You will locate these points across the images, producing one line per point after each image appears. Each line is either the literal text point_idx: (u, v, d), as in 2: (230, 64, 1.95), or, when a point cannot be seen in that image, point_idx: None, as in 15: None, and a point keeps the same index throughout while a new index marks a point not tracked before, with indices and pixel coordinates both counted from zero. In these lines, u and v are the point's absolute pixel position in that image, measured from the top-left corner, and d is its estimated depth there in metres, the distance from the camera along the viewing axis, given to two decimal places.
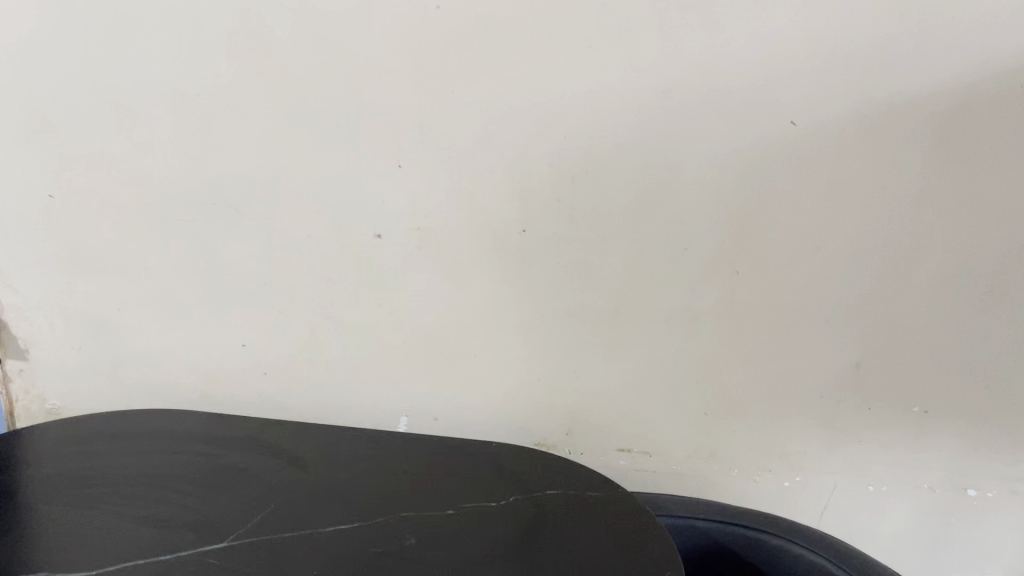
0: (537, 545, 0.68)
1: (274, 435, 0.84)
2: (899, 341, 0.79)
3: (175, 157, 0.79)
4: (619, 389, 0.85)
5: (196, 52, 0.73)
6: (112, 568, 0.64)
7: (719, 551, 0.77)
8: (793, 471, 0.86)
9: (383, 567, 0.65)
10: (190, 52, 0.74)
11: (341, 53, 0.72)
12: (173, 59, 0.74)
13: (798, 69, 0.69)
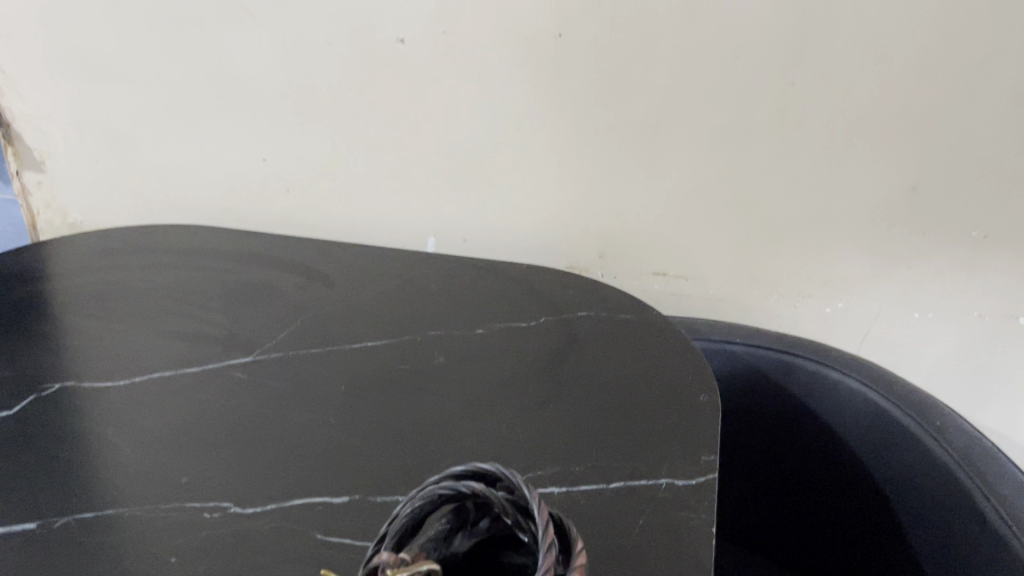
0: (568, 367, 0.66)
1: (301, 254, 0.82)
2: (964, 160, 0.73)
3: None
4: (656, 210, 0.81)
5: None
6: (138, 379, 0.64)
7: (752, 376, 0.75)
8: (836, 298, 0.82)
9: (411, 385, 0.64)
10: None
11: None
12: None
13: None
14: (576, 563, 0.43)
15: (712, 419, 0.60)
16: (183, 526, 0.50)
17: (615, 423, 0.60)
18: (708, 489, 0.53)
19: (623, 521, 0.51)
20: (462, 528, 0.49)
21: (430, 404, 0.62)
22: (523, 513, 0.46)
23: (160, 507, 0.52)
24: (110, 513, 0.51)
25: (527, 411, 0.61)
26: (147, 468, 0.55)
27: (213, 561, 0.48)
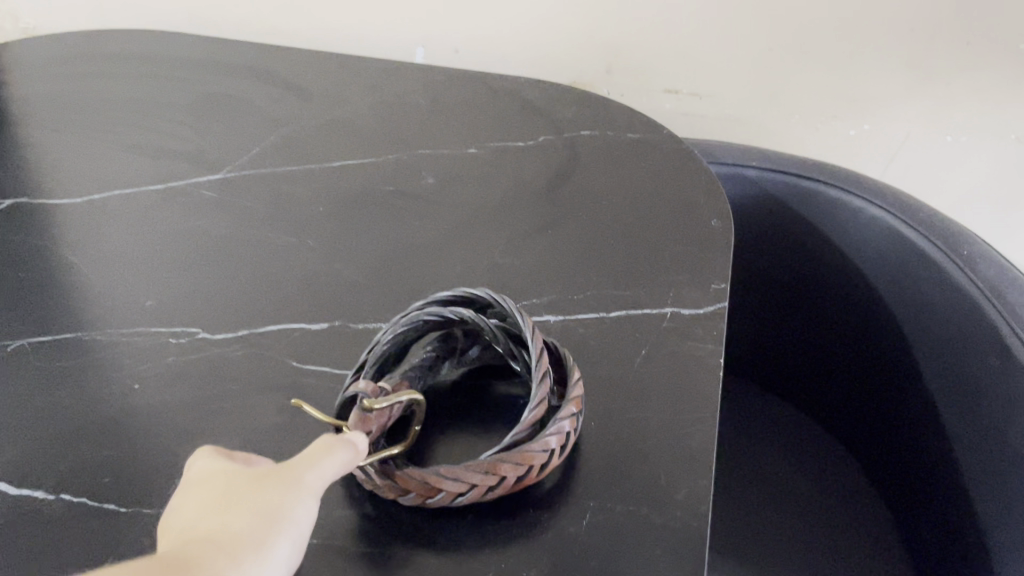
0: (568, 189, 0.61)
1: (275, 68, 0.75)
2: None
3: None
4: (670, 18, 0.73)
5: None
6: (98, 197, 0.58)
7: (767, 203, 0.70)
8: (862, 119, 0.75)
9: (397, 206, 0.58)
10: None
11: None
12: None
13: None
14: (574, 394, 0.39)
15: (724, 244, 0.55)
16: (148, 352, 0.47)
17: (618, 248, 0.55)
18: (716, 318, 0.49)
19: (624, 352, 0.47)
20: (449, 357, 0.46)
21: (417, 227, 0.57)
22: (517, 342, 0.43)
23: (123, 331, 0.48)
24: (70, 338, 0.48)
25: (523, 235, 0.56)
26: (108, 291, 0.51)
27: (180, 388, 0.45)
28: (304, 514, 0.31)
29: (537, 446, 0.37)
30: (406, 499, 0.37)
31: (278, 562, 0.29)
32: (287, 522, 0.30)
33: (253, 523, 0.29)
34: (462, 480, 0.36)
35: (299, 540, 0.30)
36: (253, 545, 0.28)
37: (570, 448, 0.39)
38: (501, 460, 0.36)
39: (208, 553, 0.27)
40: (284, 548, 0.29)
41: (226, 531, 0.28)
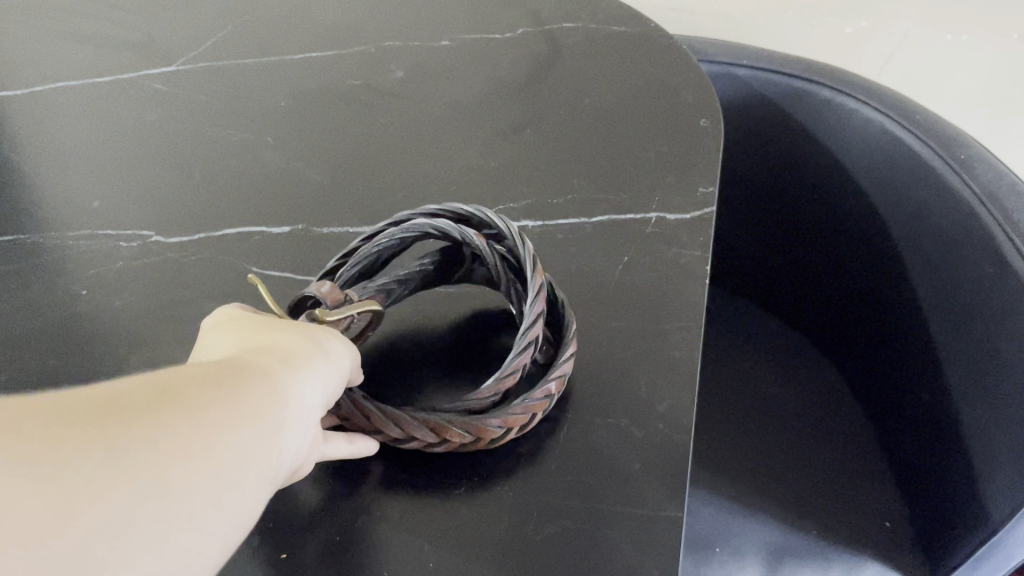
0: (549, 86, 0.57)
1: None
2: None
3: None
4: None
5: None
6: (38, 90, 0.54)
7: (757, 104, 0.67)
8: (860, 15, 0.71)
9: (364, 102, 0.55)
10: None
11: None
12: None
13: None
14: (558, 372, 0.36)
15: (713, 146, 0.52)
16: (97, 256, 0.44)
17: (601, 148, 0.52)
18: (703, 224, 0.46)
19: (605, 260, 0.45)
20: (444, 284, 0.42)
21: (386, 125, 0.53)
22: (513, 273, 0.39)
23: (70, 234, 0.45)
24: (11, 241, 0.45)
25: (500, 135, 0.53)
26: (52, 192, 0.47)
27: (130, 294, 0.42)
28: (340, 356, 0.31)
29: (494, 422, 0.34)
30: (348, 425, 0.35)
31: (321, 382, 0.30)
32: (323, 356, 0.30)
33: (291, 350, 0.30)
34: (406, 431, 0.34)
35: (336, 381, 0.31)
36: (293, 367, 0.29)
37: (531, 426, 0.36)
38: (450, 424, 0.33)
39: (253, 370, 0.27)
40: (323, 370, 0.30)
41: (269, 356, 0.29)
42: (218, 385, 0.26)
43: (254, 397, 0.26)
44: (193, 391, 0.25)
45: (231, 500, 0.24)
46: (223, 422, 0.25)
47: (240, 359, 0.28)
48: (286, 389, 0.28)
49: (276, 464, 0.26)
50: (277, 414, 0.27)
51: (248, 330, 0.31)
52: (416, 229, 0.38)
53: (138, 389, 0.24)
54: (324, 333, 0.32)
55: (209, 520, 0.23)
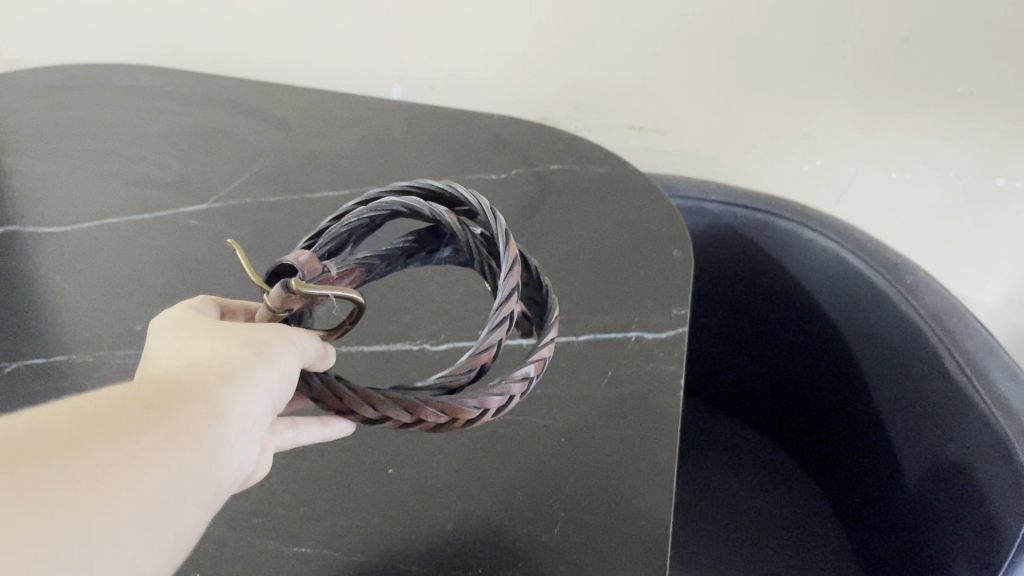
0: (539, 220, 0.64)
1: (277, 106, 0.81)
2: (958, 15, 0.67)
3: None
4: (636, 59, 0.77)
5: None
6: (86, 224, 0.61)
7: (726, 233, 0.74)
8: (815, 154, 0.80)
9: (373, 235, 0.61)
10: None
11: None
12: None
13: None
14: (536, 357, 0.38)
15: (684, 273, 0.59)
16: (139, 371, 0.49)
17: (586, 276, 0.58)
18: (678, 340, 0.53)
19: (591, 374, 0.50)
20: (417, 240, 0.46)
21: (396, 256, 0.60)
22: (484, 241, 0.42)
23: (116, 351, 0.50)
24: (61, 358, 0.50)
25: None
26: (100, 314, 0.53)
27: None
28: (287, 360, 0.34)
29: (470, 403, 0.36)
30: (320, 403, 0.37)
31: (263, 390, 0.33)
32: (268, 365, 0.33)
33: (237, 360, 0.33)
34: (381, 410, 0.35)
35: (282, 385, 0.34)
36: (232, 384, 0.32)
37: (508, 409, 0.38)
38: (425, 404, 0.35)
39: (190, 392, 0.31)
40: (269, 377, 0.33)
41: (208, 372, 0.32)
42: (152, 403, 0.29)
43: (191, 422, 0.30)
44: (122, 408, 0.28)
45: (174, 512, 0.27)
46: (158, 442, 0.28)
47: (181, 377, 0.31)
48: (223, 406, 0.31)
49: (216, 478, 0.30)
50: (213, 433, 0.30)
51: (194, 340, 0.34)
52: (386, 207, 0.41)
53: (70, 419, 0.27)
54: (274, 335, 0.35)
55: (157, 530, 0.26)
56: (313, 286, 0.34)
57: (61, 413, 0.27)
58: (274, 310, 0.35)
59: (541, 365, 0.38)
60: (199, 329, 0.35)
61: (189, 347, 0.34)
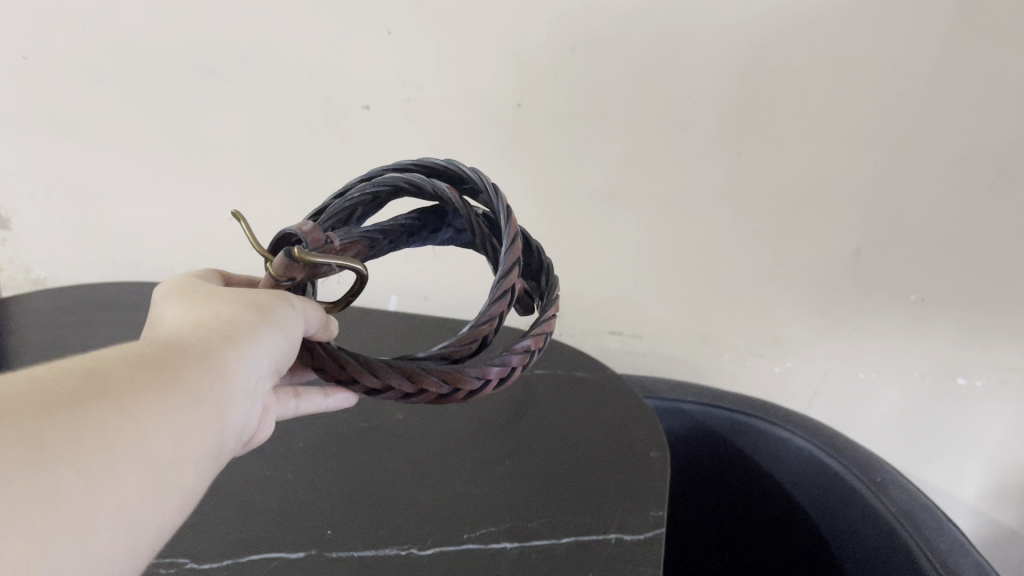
0: (523, 426, 0.69)
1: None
2: (901, 230, 0.77)
3: (168, 20, 0.79)
4: (614, 270, 0.86)
5: None
6: None
7: (705, 433, 0.78)
8: (783, 356, 0.87)
9: (366, 439, 0.67)
10: None
11: None
12: None
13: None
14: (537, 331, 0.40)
15: (662, 474, 0.62)
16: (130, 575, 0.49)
17: (568, 477, 0.62)
18: (656, 542, 0.54)
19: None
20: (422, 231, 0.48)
21: (390, 459, 0.64)
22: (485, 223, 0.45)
23: None
24: None
25: (484, 466, 0.63)
26: None
27: None
28: (288, 321, 0.39)
29: (470, 373, 0.39)
30: (327, 373, 0.41)
31: (261, 350, 0.38)
32: (272, 325, 0.38)
33: (240, 325, 0.38)
34: (383, 378, 0.39)
35: (281, 347, 0.39)
36: (234, 346, 0.37)
37: (513, 379, 0.41)
38: (426, 373, 0.38)
39: (195, 351, 0.35)
40: (269, 338, 0.38)
41: (211, 336, 0.36)
42: (162, 359, 0.33)
43: (192, 382, 0.34)
44: (133, 362, 0.32)
45: (172, 459, 0.31)
46: (162, 391, 0.32)
47: (185, 339, 0.36)
48: (222, 368, 0.36)
49: (214, 434, 0.34)
50: (212, 389, 0.34)
51: (200, 308, 0.39)
52: (391, 181, 0.44)
53: (89, 366, 0.31)
54: (278, 298, 0.40)
55: (164, 480, 0.31)
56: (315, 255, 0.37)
57: (80, 362, 0.31)
58: (279, 277, 0.40)
59: (541, 338, 0.41)
60: (205, 299, 0.40)
61: (194, 314, 0.39)
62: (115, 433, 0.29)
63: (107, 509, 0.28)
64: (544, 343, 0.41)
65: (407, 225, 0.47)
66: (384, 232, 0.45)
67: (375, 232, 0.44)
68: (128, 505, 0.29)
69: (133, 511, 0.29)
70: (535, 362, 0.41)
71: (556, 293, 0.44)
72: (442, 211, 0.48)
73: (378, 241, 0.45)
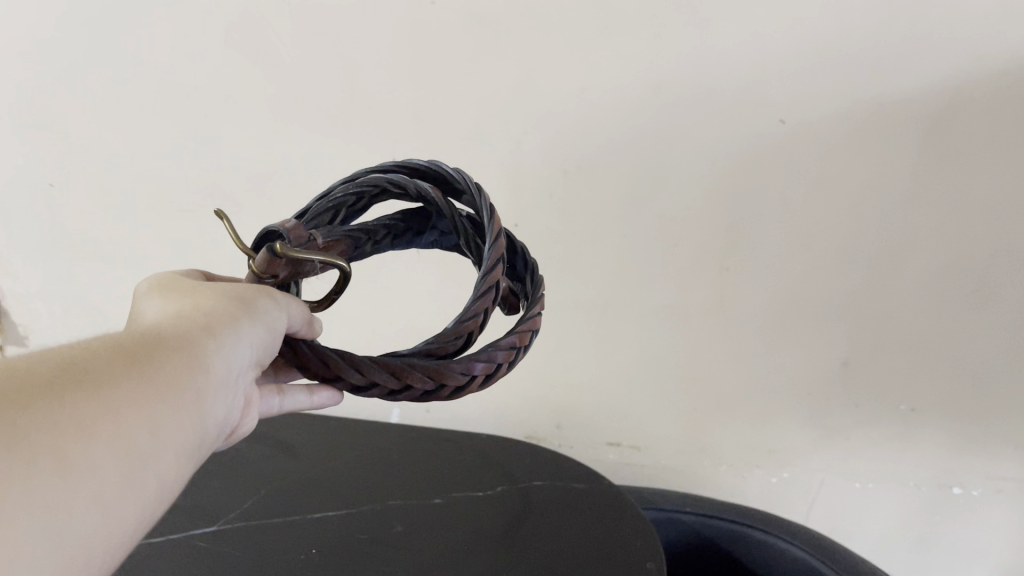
0: (521, 537, 0.70)
1: (286, 436, 0.91)
2: (887, 343, 0.79)
3: (190, 150, 0.86)
4: (610, 383, 0.88)
5: (200, 60, 0.81)
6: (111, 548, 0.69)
7: (705, 544, 0.78)
8: (781, 467, 0.87)
9: (364, 551, 0.68)
10: (194, 61, 0.81)
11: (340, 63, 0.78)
12: (180, 66, 0.82)
13: (784, 54, 0.70)
14: (523, 328, 0.41)
15: None
16: None
17: None
18: None
19: None
20: (410, 229, 0.51)
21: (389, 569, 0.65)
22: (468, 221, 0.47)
23: None
24: None
25: None
26: None
27: None
28: (272, 315, 0.40)
29: (456, 367, 0.38)
30: (307, 371, 0.40)
31: (243, 344, 0.39)
32: (254, 319, 0.39)
33: (222, 318, 0.39)
34: (366, 374, 0.38)
35: (264, 339, 0.40)
36: (216, 337, 0.38)
37: (501, 378, 0.40)
38: (411, 368, 0.38)
39: (178, 342, 0.36)
40: (252, 331, 0.39)
41: (192, 327, 0.37)
42: (144, 348, 0.34)
43: (174, 371, 0.34)
44: (112, 353, 0.33)
45: (150, 449, 0.32)
46: (142, 379, 0.32)
47: (166, 331, 0.36)
48: (203, 360, 0.36)
49: (194, 425, 0.35)
50: (193, 380, 0.35)
51: (184, 301, 0.40)
52: (374, 181, 0.47)
53: (68, 357, 0.31)
54: (263, 292, 0.41)
55: (140, 468, 0.31)
56: (297, 251, 0.40)
57: (60, 353, 0.32)
58: (262, 271, 0.43)
59: (526, 336, 0.41)
60: (190, 293, 0.41)
61: (178, 306, 0.40)
62: (92, 423, 0.29)
63: (82, 496, 0.28)
64: (528, 342, 0.42)
65: (389, 226, 0.50)
66: (366, 231, 0.48)
67: (357, 232, 0.47)
68: (103, 494, 0.29)
69: (107, 496, 0.29)
70: (519, 362, 0.41)
71: (539, 294, 0.45)
72: (426, 214, 0.51)
73: (362, 240, 0.47)
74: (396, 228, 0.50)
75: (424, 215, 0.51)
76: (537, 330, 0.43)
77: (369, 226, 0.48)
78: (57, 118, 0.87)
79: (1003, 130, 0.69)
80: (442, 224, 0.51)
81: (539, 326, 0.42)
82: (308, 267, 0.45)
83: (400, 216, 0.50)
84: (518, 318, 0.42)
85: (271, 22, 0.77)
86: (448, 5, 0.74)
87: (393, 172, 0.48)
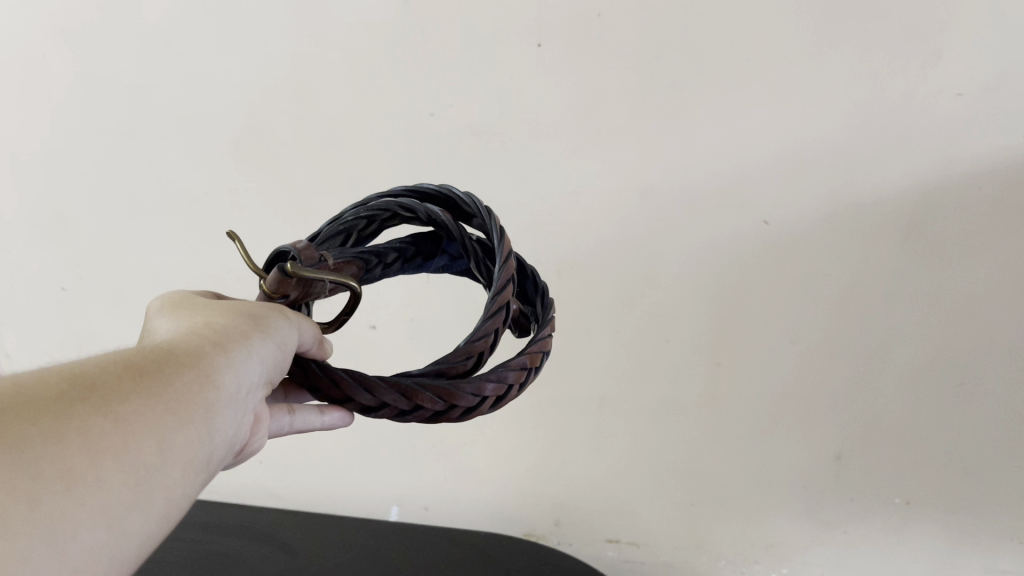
0: None
1: (287, 539, 0.91)
2: (877, 437, 0.80)
3: (196, 255, 0.88)
4: (608, 480, 0.87)
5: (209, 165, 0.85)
6: None
7: None
8: (778, 564, 0.84)
9: None
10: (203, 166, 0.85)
11: (341, 169, 0.82)
12: (190, 173, 0.85)
13: (764, 160, 0.74)
14: (532, 350, 0.42)
15: None
16: None
17: None
18: None
19: None
20: (422, 253, 0.53)
21: None
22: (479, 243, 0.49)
23: None
24: None
25: None
26: None
27: None
28: (281, 331, 0.41)
29: (466, 388, 0.39)
30: (319, 393, 0.41)
31: (251, 361, 0.38)
32: (264, 336, 0.39)
33: (232, 335, 0.39)
34: (376, 395, 0.39)
35: (274, 356, 0.40)
36: (228, 354, 0.38)
37: (509, 400, 0.41)
38: (422, 389, 0.39)
39: (187, 357, 0.36)
40: (262, 348, 0.39)
41: (203, 343, 0.37)
42: (152, 363, 0.34)
43: (183, 385, 0.34)
44: (119, 367, 0.33)
45: (160, 461, 0.31)
46: (149, 393, 0.32)
47: (177, 347, 0.36)
48: (214, 373, 0.36)
49: (205, 440, 0.34)
50: (203, 395, 0.35)
51: (192, 319, 0.40)
52: (384, 205, 0.49)
53: (76, 373, 0.31)
54: (275, 311, 0.42)
55: (150, 484, 0.30)
56: (308, 272, 0.41)
57: (68, 368, 0.32)
58: (273, 293, 0.44)
59: (537, 356, 0.42)
60: (198, 312, 0.41)
61: (189, 325, 0.40)
62: (98, 438, 0.29)
63: (91, 512, 0.27)
64: (539, 363, 0.43)
65: (400, 249, 0.52)
66: (377, 254, 0.50)
67: (370, 254, 0.49)
68: (110, 510, 0.28)
69: (115, 511, 0.29)
70: (531, 383, 0.42)
71: (550, 316, 0.47)
72: (436, 238, 0.54)
73: (373, 263, 0.49)
74: (407, 251, 0.52)
75: (434, 239, 0.54)
76: (547, 351, 0.44)
77: (380, 248, 0.50)
78: (70, 225, 0.90)
79: (975, 229, 0.71)
80: (452, 248, 0.53)
81: (547, 347, 0.44)
82: (318, 289, 0.46)
83: (410, 238, 0.53)
84: (528, 341, 0.43)
85: (277, 129, 0.82)
86: (445, 115, 0.78)
87: (404, 196, 0.50)
